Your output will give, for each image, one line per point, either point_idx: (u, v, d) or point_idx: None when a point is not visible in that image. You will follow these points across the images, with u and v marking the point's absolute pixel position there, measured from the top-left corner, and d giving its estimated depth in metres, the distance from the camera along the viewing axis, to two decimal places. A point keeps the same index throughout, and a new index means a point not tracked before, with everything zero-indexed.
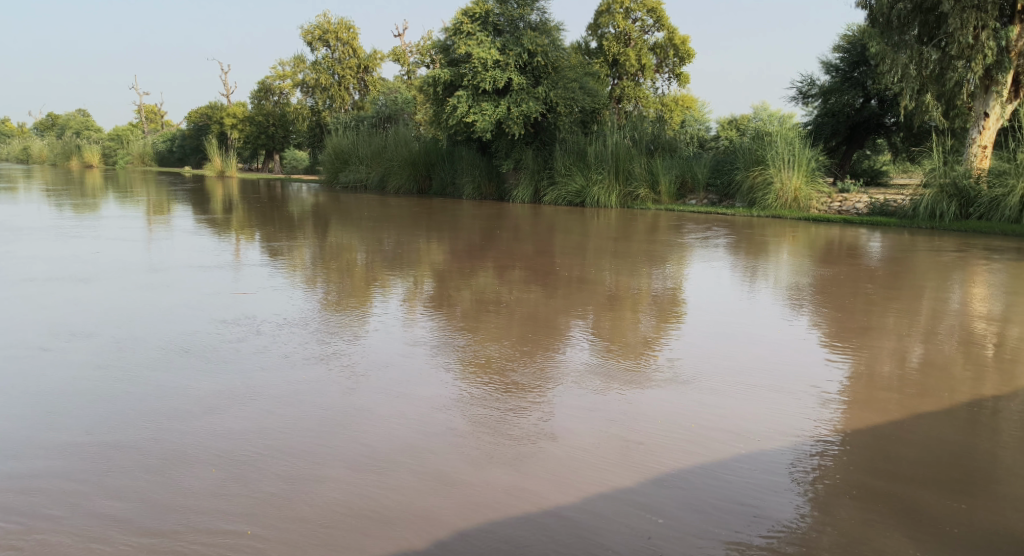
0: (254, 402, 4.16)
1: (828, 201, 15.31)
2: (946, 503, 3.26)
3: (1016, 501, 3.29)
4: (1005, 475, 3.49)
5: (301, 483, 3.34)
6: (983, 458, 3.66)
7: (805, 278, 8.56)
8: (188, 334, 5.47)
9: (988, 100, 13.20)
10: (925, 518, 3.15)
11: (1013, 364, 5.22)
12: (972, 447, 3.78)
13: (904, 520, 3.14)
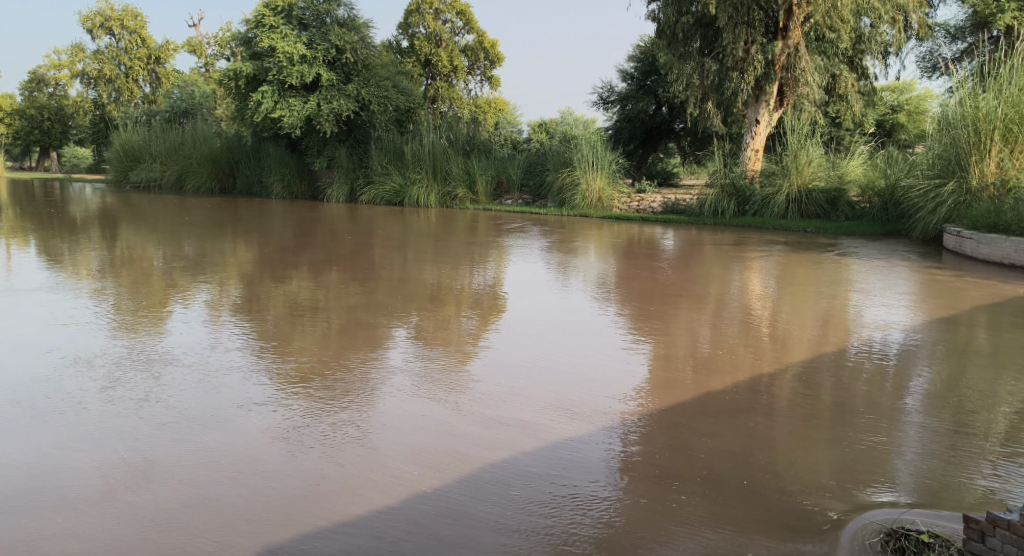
0: (83, 442, 3.91)
1: (627, 201, 16.54)
2: (731, 473, 3.78)
3: (784, 464, 3.87)
4: (776, 441, 4.15)
5: (145, 507, 3.39)
6: (759, 427, 4.32)
7: (608, 272, 9.33)
8: (15, 381, 4.73)
9: (759, 109, 14.69)
10: (715, 483, 3.68)
11: (782, 343, 6.08)
12: (750, 419, 4.43)
13: (697, 487, 3.66)
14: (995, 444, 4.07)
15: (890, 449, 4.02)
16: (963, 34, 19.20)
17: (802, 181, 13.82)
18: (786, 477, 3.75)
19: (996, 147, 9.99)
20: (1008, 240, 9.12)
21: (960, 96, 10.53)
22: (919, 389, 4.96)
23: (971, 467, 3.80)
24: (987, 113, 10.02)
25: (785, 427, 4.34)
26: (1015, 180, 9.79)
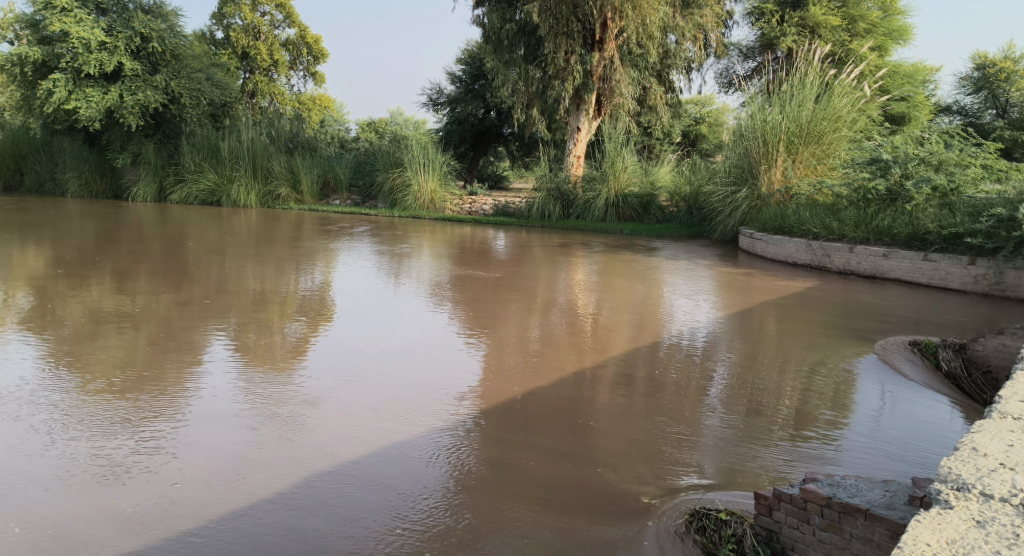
0: None
1: (459, 202, 16.72)
2: (557, 467, 3.90)
3: (604, 456, 4.05)
4: (599, 431, 4.37)
5: None
6: (584, 419, 4.54)
7: (441, 272, 9.40)
8: None
9: (580, 117, 15.40)
10: (543, 475, 3.82)
11: (604, 338, 6.39)
12: (576, 412, 4.64)
13: (526, 479, 3.78)
14: (785, 428, 4.48)
15: (698, 436, 4.33)
16: (753, 54, 21.10)
17: (618, 187, 14.57)
18: (607, 467, 3.92)
19: (781, 157, 11.06)
20: (792, 240, 10.14)
21: (752, 111, 11.54)
22: (721, 378, 5.39)
23: (765, 451, 4.16)
24: (773, 126, 11.06)
25: (605, 419, 4.55)
26: (796, 187, 10.91)
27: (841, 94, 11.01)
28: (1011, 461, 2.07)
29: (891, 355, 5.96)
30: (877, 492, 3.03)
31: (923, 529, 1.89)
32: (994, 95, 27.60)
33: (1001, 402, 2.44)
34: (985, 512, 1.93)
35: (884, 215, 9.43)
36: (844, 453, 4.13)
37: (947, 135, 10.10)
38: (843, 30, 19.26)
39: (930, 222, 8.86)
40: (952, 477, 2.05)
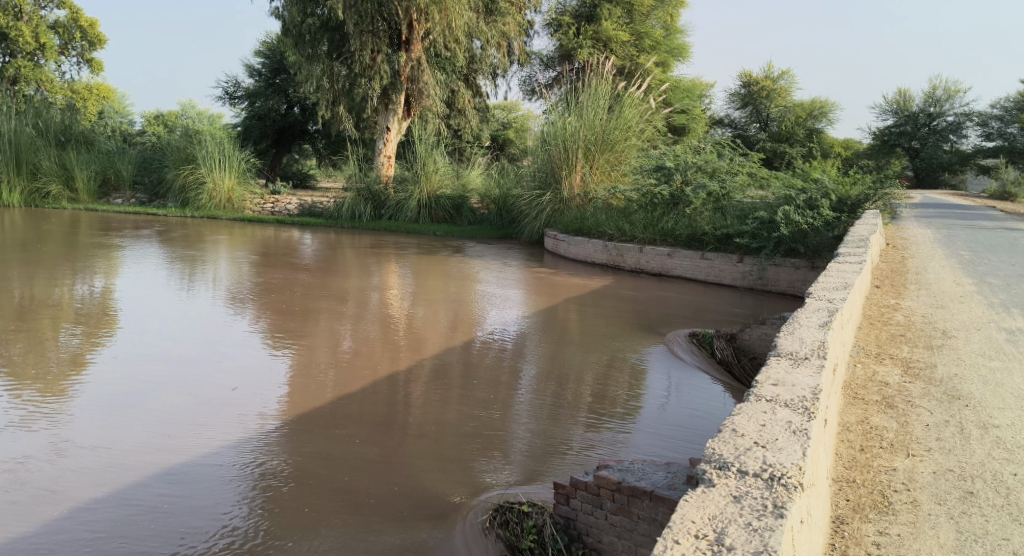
0: None
1: (260, 202, 16.00)
2: (369, 473, 3.85)
3: (417, 459, 4.05)
4: (416, 432, 4.39)
5: None
6: (400, 421, 4.54)
7: (242, 276, 8.99)
8: None
9: (389, 117, 15.24)
10: (355, 479, 3.78)
11: (417, 339, 6.41)
12: (391, 414, 4.64)
13: (337, 485, 3.72)
14: (588, 419, 4.71)
15: (508, 433, 4.44)
16: (553, 64, 22.03)
17: (429, 188, 14.61)
18: (419, 470, 3.93)
19: (580, 163, 11.64)
20: (590, 241, 10.74)
21: (551, 118, 12.03)
22: (527, 373, 5.58)
23: (571, 443, 4.34)
24: (572, 134, 11.55)
25: (418, 420, 4.56)
26: (594, 192, 11.54)
27: (631, 106, 11.76)
28: (762, 440, 2.33)
29: (675, 346, 6.47)
30: (661, 474, 3.27)
31: (689, 508, 2.07)
32: (757, 109, 30.59)
33: (757, 386, 2.73)
34: (741, 487, 2.14)
35: (669, 217, 10.28)
36: (639, 440, 4.42)
37: (720, 146, 11.19)
38: (630, 46, 20.72)
39: (707, 224, 9.80)
40: (715, 457, 2.28)
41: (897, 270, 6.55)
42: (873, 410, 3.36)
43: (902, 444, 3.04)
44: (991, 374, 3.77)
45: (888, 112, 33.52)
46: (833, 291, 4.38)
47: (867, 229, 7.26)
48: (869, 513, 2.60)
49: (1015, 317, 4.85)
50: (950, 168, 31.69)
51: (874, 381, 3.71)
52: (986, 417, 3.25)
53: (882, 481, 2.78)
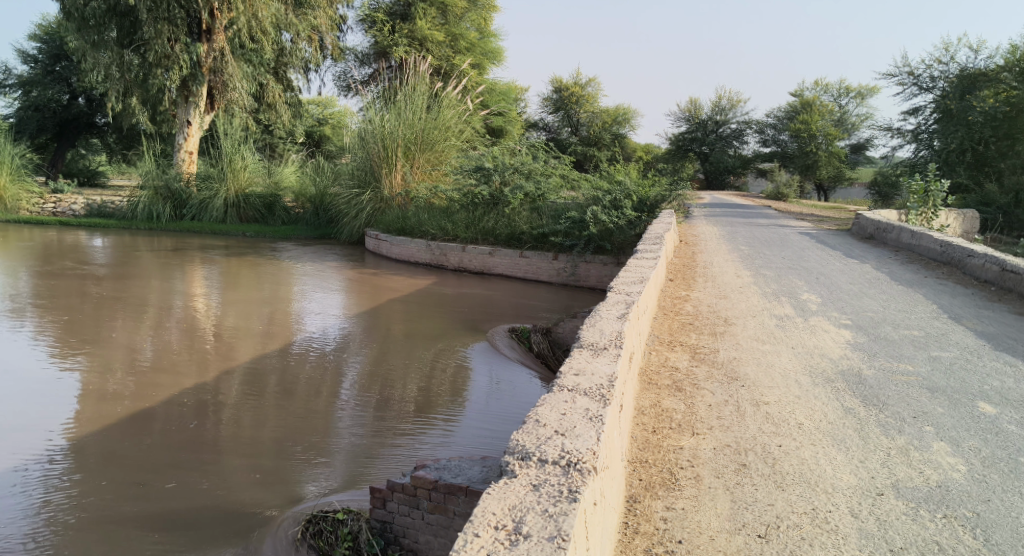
0: None
1: (40, 202, 14.49)
2: (178, 492, 3.63)
3: (232, 472, 3.86)
4: (230, 442, 4.20)
5: None
6: (213, 432, 4.32)
7: (21, 284, 8.09)
8: None
9: (189, 110, 14.42)
10: (162, 500, 3.57)
11: (227, 346, 6.09)
12: (202, 425, 4.40)
13: (141, 509, 3.49)
14: (410, 417, 4.70)
15: (328, 437, 4.34)
16: (369, 60, 21.62)
17: (238, 186, 13.85)
18: (233, 483, 3.75)
19: (400, 162, 11.52)
20: (411, 241, 10.74)
21: (368, 116, 11.82)
22: (346, 376, 5.48)
23: (392, 443, 4.30)
24: (390, 132, 11.39)
25: (232, 430, 4.35)
26: (415, 192, 11.36)
27: (449, 106, 11.80)
28: (562, 427, 2.45)
29: (493, 342, 6.61)
30: (477, 469, 3.30)
31: (491, 501, 2.15)
32: (569, 114, 31.84)
33: (560, 377, 2.86)
34: (539, 475, 2.25)
35: (488, 217, 10.48)
36: (461, 435, 4.47)
37: (534, 148, 11.55)
38: (445, 46, 20.87)
39: (523, 224, 10.10)
40: (517, 448, 2.36)
41: (689, 265, 7.10)
42: (665, 393, 3.63)
43: (689, 424, 3.31)
44: (764, 356, 4.19)
45: (683, 119, 36.14)
46: (633, 284, 4.67)
47: (664, 227, 7.78)
48: (659, 490, 2.82)
49: (786, 305, 5.42)
50: (734, 171, 34.88)
51: (667, 366, 4.02)
52: (759, 395, 3.61)
53: (671, 459, 3.02)
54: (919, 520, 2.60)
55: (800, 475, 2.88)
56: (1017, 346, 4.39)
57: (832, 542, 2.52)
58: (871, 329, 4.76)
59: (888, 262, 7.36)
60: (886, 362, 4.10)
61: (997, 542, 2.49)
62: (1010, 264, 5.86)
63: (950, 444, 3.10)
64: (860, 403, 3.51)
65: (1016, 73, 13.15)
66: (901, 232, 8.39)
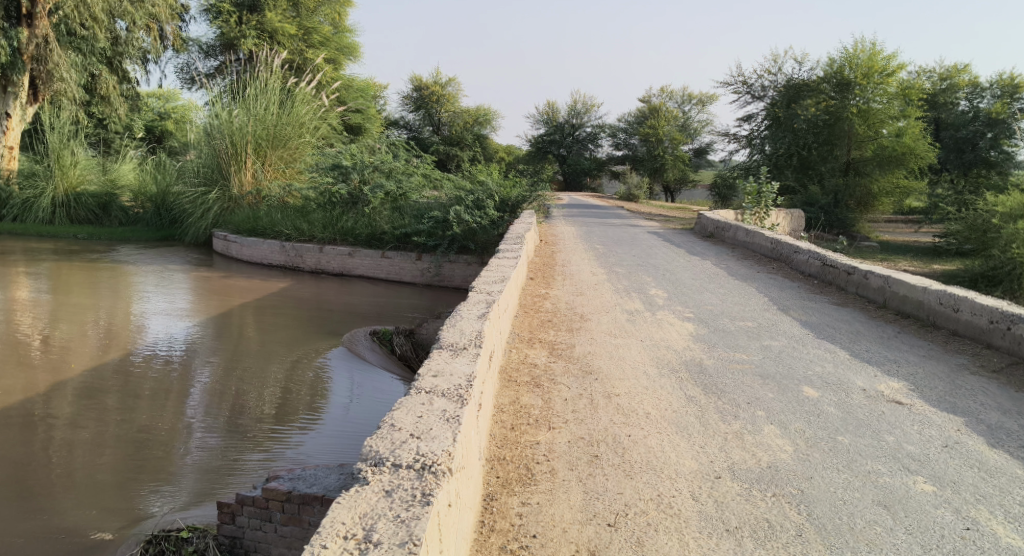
0: None
1: None
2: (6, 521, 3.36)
3: (66, 495, 3.60)
4: (63, 462, 3.90)
5: None
6: (44, 452, 3.99)
7: None
8: None
9: (8, 101, 13.12)
10: None
11: (60, 357, 5.63)
12: (31, 445, 4.06)
13: None
14: (265, 427, 4.53)
15: (173, 451, 4.11)
16: (214, 53, 20.54)
17: (68, 185, 12.79)
18: (66, 507, 3.50)
19: (250, 160, 11.03)
20: (265, 242, 10.38)
21: (214, 110, 11.15)
22: (195, 386, 5.21)
23: (249, 454, 4.12)
24: (239, 128, 10.87)
25: (67, 449, 4.05)
26: (267, 189, 11.07)
27: (303, 102, 11.31)
28: (418, 430, 2.44)
29: (353, 345, 6.49)
30: (333, 477, 3.22)
31: (340, 510, 2.12)
32: (429, 113, 31.60)
33: (418, 380, 2.84)
34: (393, 480, 2.24)
35: (347, 217, 10.29)
36: (320, 442, 4.35)
37: (393, 147, 11.39)
38: (297, 40, 20.21)
39: (385, 224, 9.96)
40: (371, 454, 2.34)
41: (548, 263, 7.27)
42: (524, 390, 3.70)
43: (546, 419, 3.39)
44: (616, 349, 4.37)
45: (540, 121, 36.88)
46: (492, 284, 4.72)
47: (522, 226, 7.91)
48: (515, 486, 2.88)
49: (637, 300, 5.66)
50: (590, 173, 36.04)
51: (525, 362, 4.10)
52: (611, 387, 3.76)
53: (527, 454, 3.09)
54: (751, 499, 2.80)
55: (647, 463, 3.03)
56: (836, 333, 4.81)
57: (675, 526, 2.66)
58: (711, 322, 5.07)
59: (726, 258, 7.85)
60: (724, 352, 4.38)
61: (817, 515, 2.71)
62: (830, 260, 6.40)
63: (779, 426, 3.35)
64: (701, 392, 3.73)
65: (833, 84, 14.11)
66: (737, 231, 8.98)
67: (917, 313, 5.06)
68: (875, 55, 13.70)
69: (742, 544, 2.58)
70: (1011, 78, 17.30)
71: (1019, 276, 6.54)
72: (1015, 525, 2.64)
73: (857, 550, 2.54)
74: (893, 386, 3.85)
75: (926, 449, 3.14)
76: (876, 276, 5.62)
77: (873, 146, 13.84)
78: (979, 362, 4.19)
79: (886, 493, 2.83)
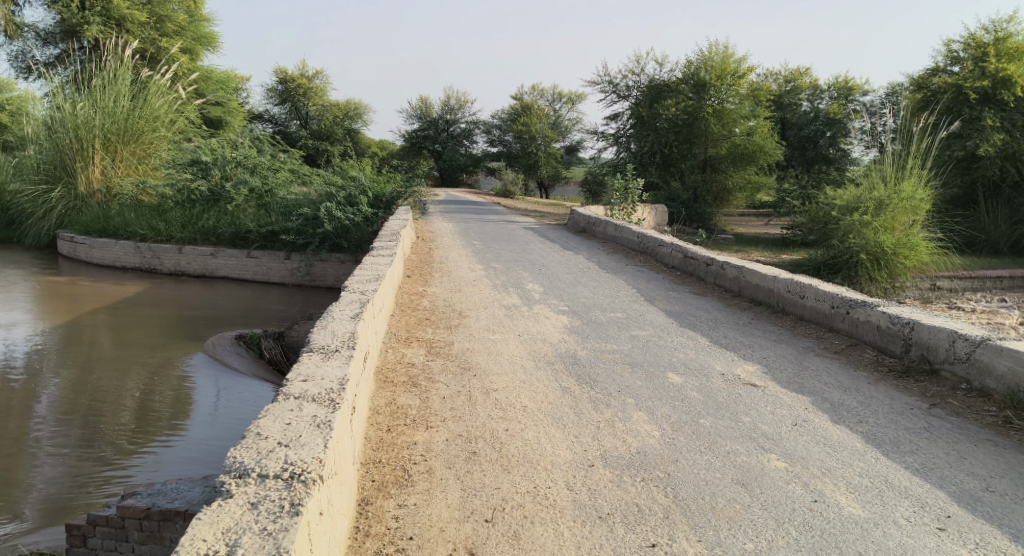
0: None
1: None
2: None
3: None
4: None
5: None
6: None
7: None
8: None
9: None
10: None
11: None
12: None
13: None
14: (124, 439, 4.28)
15: (18, 471, 3.82)
16: (54, 40, 18.85)
17: None
18: None
19: (98, 155, 10.26)
20: (117, 243, 9.79)
21: (56, 102, 10.28)
22: (43, 399, 4.84)
23: (102, 470, 3.87)
24: (85, 122, 10.07)
25: None
26: (118, 186, 10.31)
27: (157, 94, 10.59)
28: (286, 438, 2.37)
29: (219, 350, 6.20)
30: (197, 490, 3.07)
31: (201, 527, 2.04)
32: (296, 107, 30.55)
33: (286, 385, 2.75)
34: (259, 491, 2.16)
35: (209, 215, 9.80)
36: (183, 452, 4.15)
37: (258, 141, 10.93)
38: (149, 28, 19.00)
39: (249, 222, 9.54)
40: (235, 466, 2.25)
41: (424, 260, 7.23)
42: (401, 390, 3.66)
43: (423, 418, 3.37)
44: (493, 345, 4.40)
45: (413, 117, 36.49)
46: (365, 282, 4.62)
47: (395, 222, 7.81)
48: (391, 489, 2.85)
49: (512, 296, 5.72)
50: (466, 169, 36.04)
51: (402, 362, 4.06)
52: (489, 383, 3.78)
53: (404, 456, 3.06)
54: (622, 485, 2.90)
55: (524, 456, 3.07)
56: (697, 322, 5.05)
57: (550, 517, 2.72)
58: (584, 314, 5.20)
59: (597, 252, 8.09)
60: (596, 343, 4.50)
61: (683, 497, 2.84)
62: (692, 252, 6.71)
63: (646, 413, 3.49)
64: (575, 383, 3.82)
65: (691, 85, 14.78)
66: (607, 226, 9.27)
67: (768, 300, 5.40)
68: (727, 58, 14.49)
69: (614, 530, 2.67)
70: (845, 81, 18.87)
71: (855, 263, 7.14)
72: (854, 494, 2.86)
73: (718, 527, 2.68)
74: (748, 369, 4.11)
75: (779, 429, 3.36)
76: (732, 267, 5.95)
77: (727, 144, 14.62)
78: (823, 344, 4.53)
79: (743, 472, 3.01)
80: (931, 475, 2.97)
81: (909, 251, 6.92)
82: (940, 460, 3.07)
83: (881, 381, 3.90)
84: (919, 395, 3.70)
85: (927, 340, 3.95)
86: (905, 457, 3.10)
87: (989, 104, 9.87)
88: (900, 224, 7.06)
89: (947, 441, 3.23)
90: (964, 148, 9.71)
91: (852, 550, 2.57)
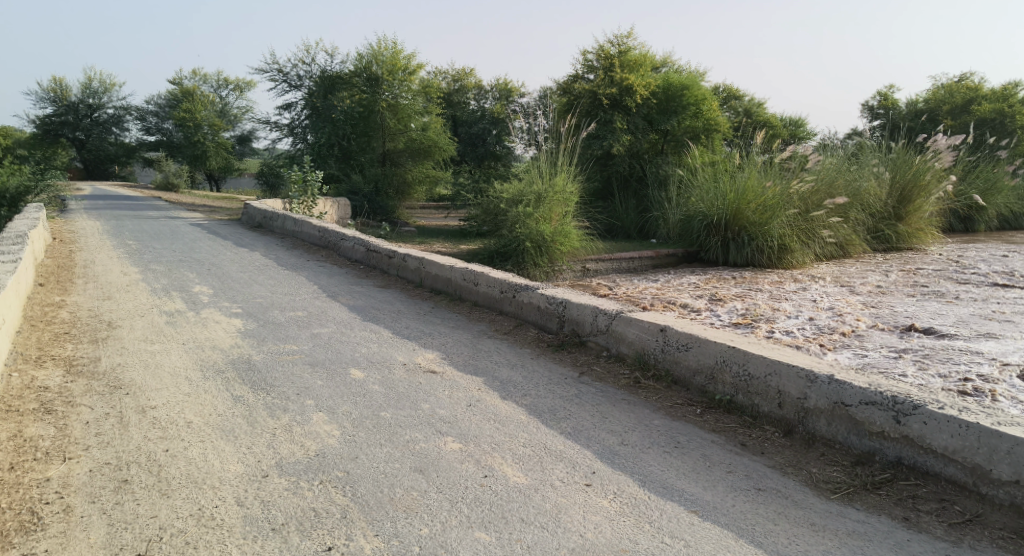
0: None
1: None
2: None
3: None
4: None
5: None
6: None
7: None
8: None
9: None
10: None
11: None
12: None
13: None
14: None
15: None
16: None
17: None
18: None
19: None
20: None
21: None
22: None
23: None
24: None
25: None
26: None
27: None
28: None
29: None
30: None
31: None
32: None
33: None
34: None
35: None
36: None
37: None
38: None
39: None
40: None
41: (63, 266, 6.30)
42: (29, 420, 3.16)
43: (59, 449, 2.95)
44: (152, 357, 3.99)
45: (45, 99, 31.57)
46: None
47: (22, 222, 6.69)
48: (13, 538, 2.46)
49: (175, 300, 5.24)
50: (118, 161, 33.44)
51: (32, 387, 3.48)
52: (144, 400, 3.41)
53: (32, 496, 2.66)
54: (298, 492, 2.80)
55: (186, 477, 2.83)
56: (379, 314, 5.09)
57: (216, 538, 2.53)
58: (260, 315, 4.95)
59: (274, 248, 7.77)
60: (273, 346, 4.30)
61: (360, 493, 2.83)
62: (372, 246, 6.75)
63: (326, 413, 3.42)
64: (249, 390, 3.61)
65: (364, 79, 14.69)
66: (285, 221, 8.96)
67: (447, 289, 5.63)
68: (397, 54, 14.74)
69: (288, 540, 2.57)
70: (505, 82, 20.33)
71: (523, 250, 7.63)
72: (519, 464, 3.09)
73: (395, 518, 2.72)
74: (427, 357, 4.24)
75: (454, 411, 3.51)
76: (411, 258, 6.09)
77: (404, 139, 14.98)
78: (494, 326, 4.83)
79: (421, 458, 3.09)
80: (580, 437, 3.32)
81: (564, 238, 7.69)
82: (586, 423, 3.45)
83: (542, 356, 4.27)
84: (571, 365, 4.12)
85: (577, 316, 4.41)
86: (559, 424, 3.43)
87: (618, 108, 11.27)
88: (555, 214, 7.86)
89: (592, 404, 3.63)
90: (601, 147, 11.04)
91: (516, 518, 2.76)
